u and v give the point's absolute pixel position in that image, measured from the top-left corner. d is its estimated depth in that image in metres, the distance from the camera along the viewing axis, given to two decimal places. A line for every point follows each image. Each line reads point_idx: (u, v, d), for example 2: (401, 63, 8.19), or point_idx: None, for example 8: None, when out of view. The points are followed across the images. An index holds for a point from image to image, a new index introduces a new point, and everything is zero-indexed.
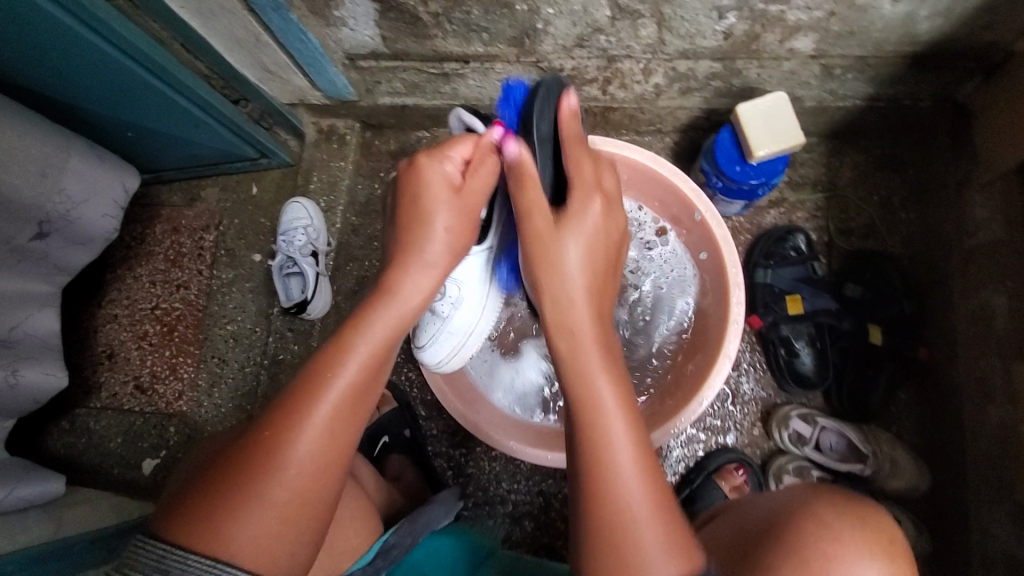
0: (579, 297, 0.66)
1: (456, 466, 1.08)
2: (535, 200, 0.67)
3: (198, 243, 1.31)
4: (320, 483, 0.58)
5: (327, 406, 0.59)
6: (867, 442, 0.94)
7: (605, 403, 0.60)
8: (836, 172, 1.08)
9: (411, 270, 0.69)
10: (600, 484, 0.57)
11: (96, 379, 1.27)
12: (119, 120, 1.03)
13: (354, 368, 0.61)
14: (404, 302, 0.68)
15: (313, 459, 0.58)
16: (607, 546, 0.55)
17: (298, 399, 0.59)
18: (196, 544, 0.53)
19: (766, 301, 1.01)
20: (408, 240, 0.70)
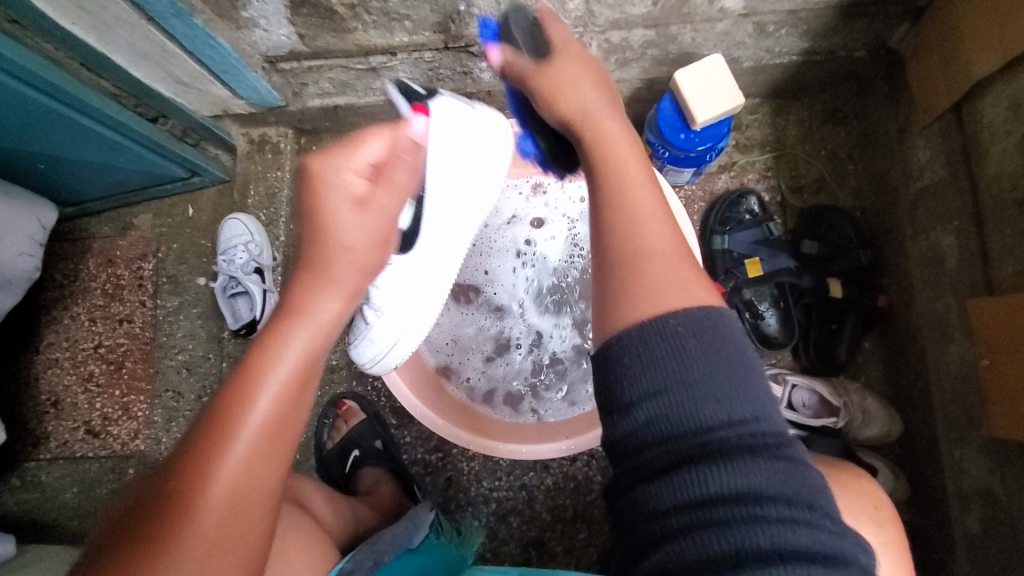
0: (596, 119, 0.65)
1: (435, 471, 1.04)
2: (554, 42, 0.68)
3: (136, 273, 1.23)
4: (242, 536, 0.48)
5: (243, 446, 0.48)
6: (838, 395, 0.94)
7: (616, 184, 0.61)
8: (781, 131, 1.08)
9: (320, 290, 0.58)
10: (644, 285, 0.54)
11: (42, 430, 1.19)
12: (27, 152, 0.95)
13: (267, 396, 0.50)
14: (322, 320, 0.57)
15: (228, 509, 0.47)
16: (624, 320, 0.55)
17: (202, 443, 0.48)
18: None
19: (726, 267, 1.00)
20: (320, 260, 0.59)
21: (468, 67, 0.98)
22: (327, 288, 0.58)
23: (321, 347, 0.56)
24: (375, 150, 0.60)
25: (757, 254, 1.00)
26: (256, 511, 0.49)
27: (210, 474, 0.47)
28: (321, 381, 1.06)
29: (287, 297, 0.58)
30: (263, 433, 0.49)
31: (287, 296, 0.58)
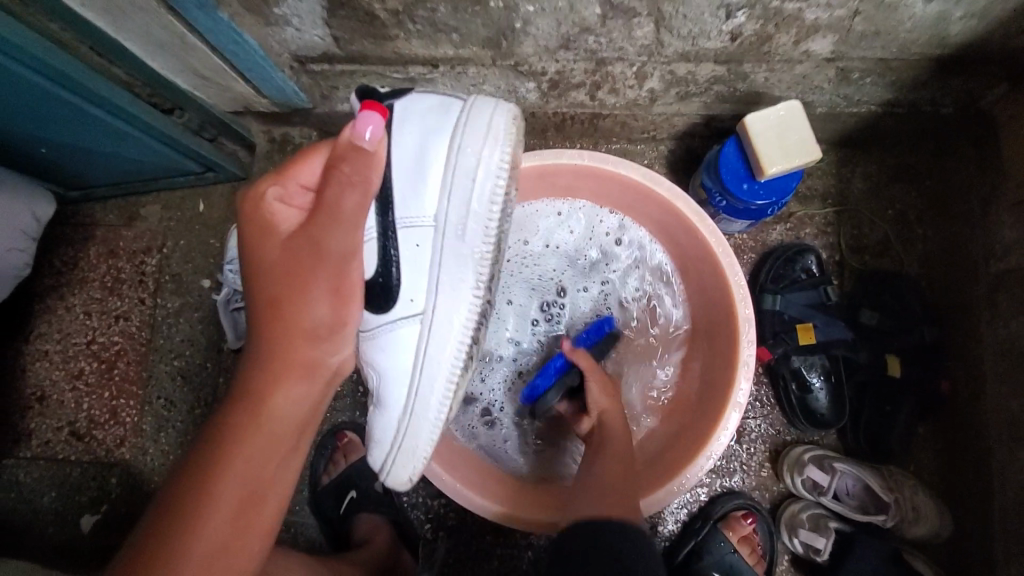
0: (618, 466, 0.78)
1: (436, 519, 0.96)
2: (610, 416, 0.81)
3: (138, 268, 1.16)
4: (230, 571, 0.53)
5: (207, 534, 0.52)
6: (889, 490, 0.84)
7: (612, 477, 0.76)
8: (846, 184, 0.99)
9: (290, 378, 0.56)
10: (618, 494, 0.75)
11: (25, 426, 1.13)
12: (29, 137, 0.88)
13: (235, 481, 0.53)
14: (286, 410, 0.56)
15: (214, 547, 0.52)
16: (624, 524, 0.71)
17: (189, 486, 0.52)
18: None
19: (775, 330, 0.91)
20: (273, 342, 0.56)
21: (514, 87, 0.90)
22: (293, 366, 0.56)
23: (287, 437, 0.56)
24: (307, 171, 0.55)
25: (811, 319, 0.91)
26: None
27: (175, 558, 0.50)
28: (322, 408, 0.98)
29: (252, 365, 0.56)
30: (221, 517, 0.52)
31: (252, 377, 0.56)
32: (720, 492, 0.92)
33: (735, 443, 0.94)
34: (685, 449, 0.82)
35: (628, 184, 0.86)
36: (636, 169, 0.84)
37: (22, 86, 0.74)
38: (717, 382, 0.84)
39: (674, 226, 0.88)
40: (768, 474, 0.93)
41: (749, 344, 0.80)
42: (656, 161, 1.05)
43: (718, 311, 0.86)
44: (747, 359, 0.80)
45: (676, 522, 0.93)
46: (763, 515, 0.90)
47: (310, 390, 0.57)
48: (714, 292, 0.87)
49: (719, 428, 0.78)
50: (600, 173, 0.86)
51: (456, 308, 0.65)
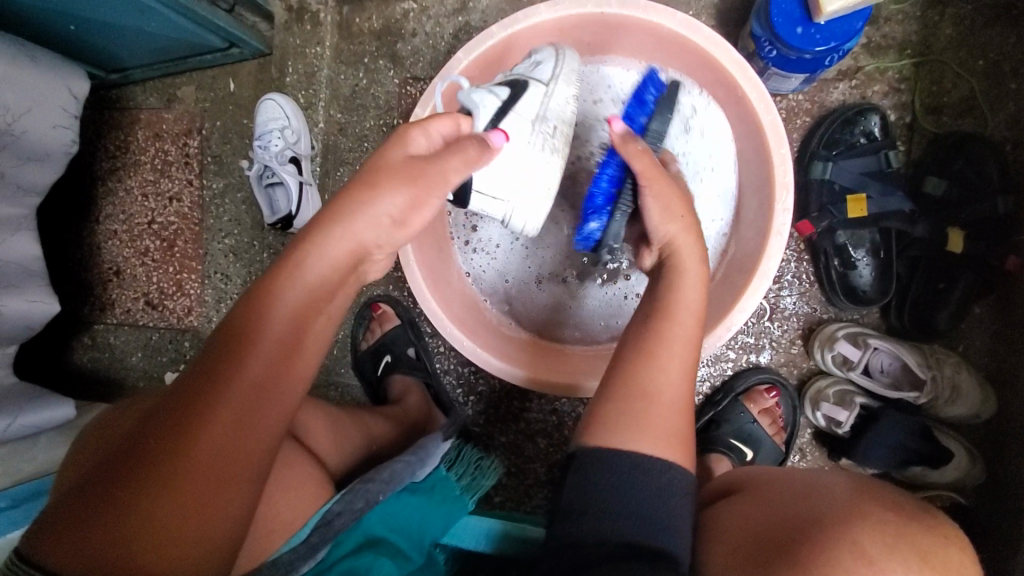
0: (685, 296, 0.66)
1: (467, 385, 1.04)
2: (683, 299, 0.65)
3: (182, 150, 1.20)
4: (221, 501, 0.46)
5: (240, 387, 0.48)
6: (926, 367, 0.81)
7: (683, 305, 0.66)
8: (931, 31, 0.85)
9: (340, 226, 0.54)
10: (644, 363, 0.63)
11: (108, 296, 1.26)
12: (53, 11, 0.87)
13: (292, 306, 0.52)
14: (327, 278, 0.54)
15: (215, 455, 0.46)
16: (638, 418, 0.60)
17: (206, 377, 0.47)
18: (52, 550, 0.42)
19: (822, 202, 0.84)
20: (359, 180, 0.56)
21: None
22: (385, 185, 0.55)
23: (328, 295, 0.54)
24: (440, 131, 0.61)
25: (865, 190, 0.83)
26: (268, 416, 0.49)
27: (229, 383, 0.47)
28: None
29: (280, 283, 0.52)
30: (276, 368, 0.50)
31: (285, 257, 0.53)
32: (746, 368, 0.91)
33: (768, 321, 0.91)
34: (707, 322, 0.79)
35: (661, 32, 0.77)
36: (669, 13, 0.74)
37: None
38: (749, 253, 0.79)
39: (712, 81, 0.79)
40: (798, 351, 0.91)
41: (785, 210, 0.74)
42: (703, 12, 0.92)
43: (757, 177, 0.79)
44: (781, 228, 0.74)
45: (699, 394, 0.93)
46: (788, 389, 0.89)
47: (377, 239, 0.57)
48: (755, 155, 0.79)
49: (743, 298, 0.74)
50: (631, 24, 0.78)
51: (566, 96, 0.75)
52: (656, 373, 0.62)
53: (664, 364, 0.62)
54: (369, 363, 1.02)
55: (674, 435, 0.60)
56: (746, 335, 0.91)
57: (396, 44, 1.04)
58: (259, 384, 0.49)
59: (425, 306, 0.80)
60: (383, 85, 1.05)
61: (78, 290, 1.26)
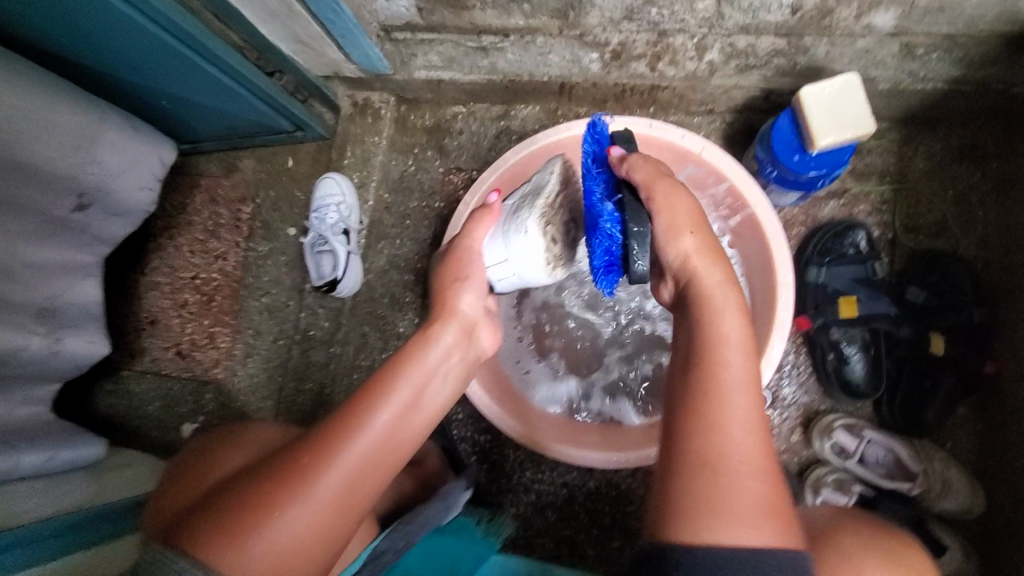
0: (736, 385, 0.58)
1: (482, 452, 1.07)
2: (732, 378, 0.58)
3: (235, 214, 1.32)
4: (344, 514, 0.57)
5: (372, 433, 0.60)
6: (917, 460, 0.88)
7: (733, 381, 0.58)
8: (907, 164, 0.99)
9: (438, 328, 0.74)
10: (714, 399, 0.57)
11: (139, 344, 1.32)
12: (153, 90, 1.02)
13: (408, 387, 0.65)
14: (437, 359, 0.70)
15: (346, 482, 0.57)
16: (692, 509, 0.52)
17: (350, 418, 0.61)
18: (214, 539, 0.52)
19: (818, 301, 0.95)
20: (457, 271, 0.80)
21: (578, 56, 0.96)
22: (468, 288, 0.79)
23: (433, 375, 0.69)
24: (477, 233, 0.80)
25: (856, 293, 0.94)
26: (385, 470, 0.60)
27: (361, 428, 0.60)
28: None
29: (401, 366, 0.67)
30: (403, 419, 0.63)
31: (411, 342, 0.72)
32: None
33: (769, 408, 0.98)
34: None
35: (678, 151, 0.91)
36: (687, 138, 0.89)
37: (148, 39, 0.86)
38: (753, 343, 0.88)
39: (720, 193, 0.93)
40: (798, 439, 0.97)
41: (786, 307, 0.84)
42: (712, 134, 1.08)
43: (760, 278, 0.90)
44: (783, 322, 0.84)
45: None
46: (789, 474, 0.95)
47: (461, 334, 0.75)
48: (757, 259, 0.91)
49: None
50: (654, 143, 0.92)
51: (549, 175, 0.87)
52: (699, 435, 0.55)
53: (729, 431, 0.55)
54: None
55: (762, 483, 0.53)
56: None
57: (445, 138, 1.19)
58: (386, 437, 0.61)
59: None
60: (429, 173, 1.19)
61: (112, 335, 1.32)
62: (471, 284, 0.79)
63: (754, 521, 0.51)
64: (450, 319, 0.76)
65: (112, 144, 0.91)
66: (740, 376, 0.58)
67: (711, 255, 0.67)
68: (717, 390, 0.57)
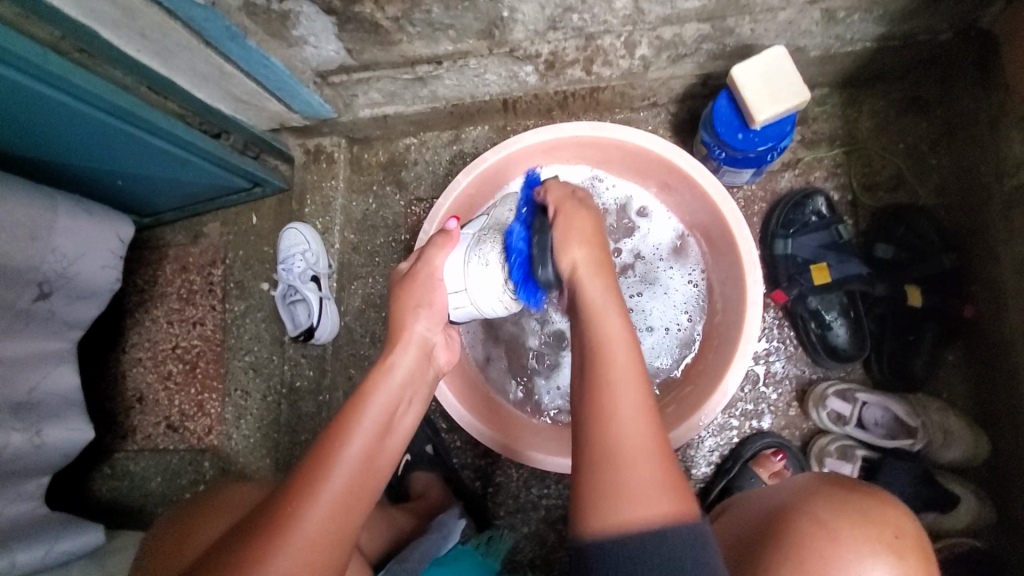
0: (618, 357, 0.64)
1: (484, 477, 1.05)
2: (607, 333, 0.65)
3: (207, 279, 1.32)
4: (326, 560, 0.58)
5: (338, 471, 0.61)
6: (914, 414, 0.87)
7: (617, 361, 0.63)
8: (854, 125, 1.00)
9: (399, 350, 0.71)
10: (600, 399, 0.61)
11: (130, 423, 1.30)
12: (106, 172, 1.02)
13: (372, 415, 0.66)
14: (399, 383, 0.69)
15: (323, 526, 0.58)
16: (609, 498, 0.57)
17: (317, 461, 0.61)
18: None
19: (789, 273, 0.94)
20: (415, 288, 0.74)
21: (514, 71, 0.97)
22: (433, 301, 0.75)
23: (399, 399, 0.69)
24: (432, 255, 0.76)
25: (824, 259, 0.94)
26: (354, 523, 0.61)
27: (331, 467, 0.61)
28: None
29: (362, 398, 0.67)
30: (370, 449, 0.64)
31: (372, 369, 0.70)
32: (751, 434, 0.97)
33: (763, 386, 0.97)
34: (704, 391, 0.86)
35: (625, 148, 0.92)
36: (631, 133, 0.89)
37: (84, 121, 0.86)
38: (731, 325, 0.87)
39: (674, 182, 0.93)
40: (796, 412, 0.96)
41: (756, 284, 0.84)
42: (660, 126, 1.09)
43: (726, 258, 0.90)
44: (755, 299, 0.83)
45: (709, 464, 0.97)
46: (792, 450, 0.93)
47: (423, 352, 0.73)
48: (720, 240, 0.90)
49: (733, 365, 0.82)
50: (601, 143, 0.92)
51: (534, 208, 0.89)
52: (621, 420, 0.60)
53: (619, 425, 0.60)
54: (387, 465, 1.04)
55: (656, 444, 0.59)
56: (745, 402, 0.97)
57: (401, 172, 1.20)
58: (346, 492, 0.61)
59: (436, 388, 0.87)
60: (391, 208, 1.19)
61: (102, 418, 1.31)
62: (429, 312, 0.74)
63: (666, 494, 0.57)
64: (407, 343, 0.72)
65: (66, 230, 0.91)
66: (631, 407, 0.61)
67: (602, 269, 0.70)
68: (602, 383, 0.62)
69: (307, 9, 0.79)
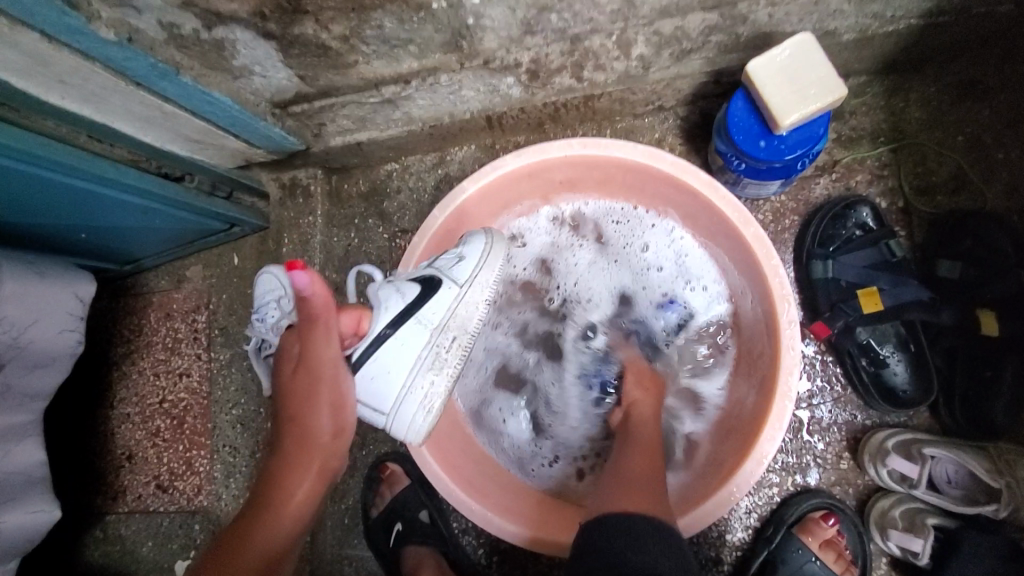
0: (653, 434, 0.74)
1: (489, 543, 0.94)
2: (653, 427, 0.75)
3: (191, 326, 1.24)
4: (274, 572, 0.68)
5: (283, 502, 0.69)
6: (997, 476, 0.70)
7: (648, 416, 0.76)
8: (900, 117, 0.85)
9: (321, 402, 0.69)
10: (630, 437, 0.74)
11: (120, 484, 1.23)
12: (66, 227, 0.93)
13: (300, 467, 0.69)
14: (322, 438, 0.70)
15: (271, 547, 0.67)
16: (631, 484, 0.66)
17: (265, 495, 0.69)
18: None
19: (832, 299, 0.80)
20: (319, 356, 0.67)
21: (494, 85, 0.85)
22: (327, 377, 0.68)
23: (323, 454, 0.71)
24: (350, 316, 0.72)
25: (874, 283, 0.78)
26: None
27: (275, 500, 0.69)
28: (367, 441, 0.98)
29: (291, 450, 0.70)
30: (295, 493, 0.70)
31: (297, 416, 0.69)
32: (795, 491, 0.82)
33: (807, 434, 0.82)
34: (734, 454, 0.71)
35: (625, 165, 0.78)
36: (630, 148, 0.76)
37: (24, 181, 0.76)
38: (764, 372, 0.72)
39: (686, 202, 0.79)
40: (849, 466, 0.81)
41: (792, 323, 0.69)
42: (669, 132, 0.95)
43: (754, 291, 0.75)
44: (792, 342, 0.68)
45: (747, 528, 0.82)
46: (847, 514, 0.79)
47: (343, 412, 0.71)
48: (746, 269, 0.76)
49: (769, 425, 0.67)
50: (597, 161, 0.79)
51: (488, 281, 0.77)
52: (626, 460, 0.70)
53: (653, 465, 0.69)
54: (379, 534, 0.93)
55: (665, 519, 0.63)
56: (786, 453, 0.83)
57: (383, 202, 1.09)
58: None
59: (418, 460, 0.77)
60: (374, 242, 1.09)
61: (90, 480, 1.23)
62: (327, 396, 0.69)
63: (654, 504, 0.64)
64: (321, 405, 0.69)
65: (12, 297, 0.83)
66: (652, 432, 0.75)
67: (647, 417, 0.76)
68: (637, 420, 0.76)
69: (242, 36, 0.68)
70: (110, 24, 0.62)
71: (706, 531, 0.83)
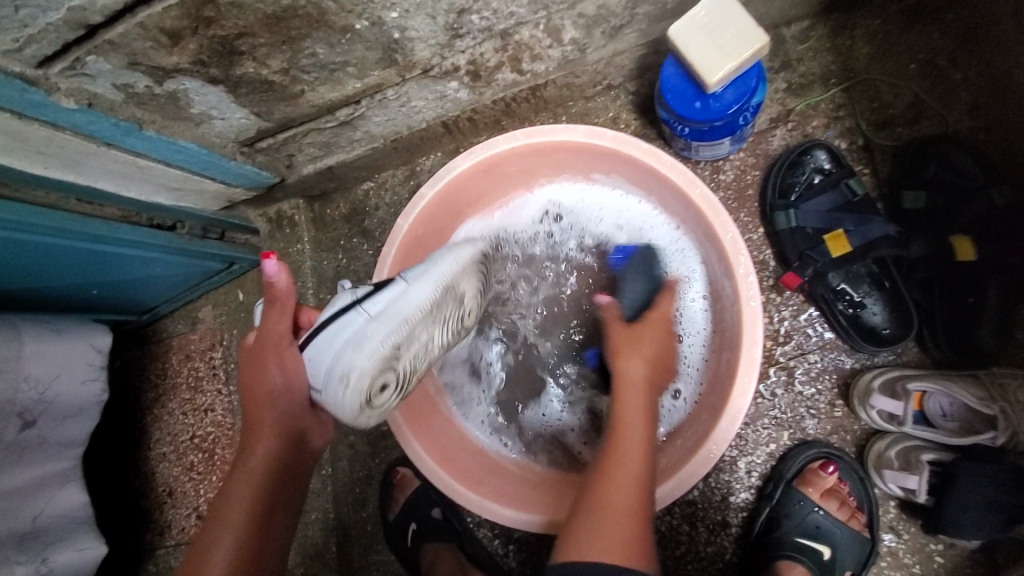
0: (636, 427, 0.66)
1: (503, 533, 0.97)
2: (631, 403, 0.67)
3: (210, 363, 1.31)
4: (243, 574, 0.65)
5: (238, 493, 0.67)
6: (990, 402, 0.70)
7: (633, 423, 0.67)
8: (849, 54, 0.83)
9: (275, 374, 0.67)
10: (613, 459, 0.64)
11: (165, 519, 1.30)
12: (77, 287, 1.00)
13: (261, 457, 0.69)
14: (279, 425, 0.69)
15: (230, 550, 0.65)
16: (599, 512, 0.61)
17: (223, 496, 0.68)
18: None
19: (800, 249, 0.80)
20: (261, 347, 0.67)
21: (440, 91, 0.87)
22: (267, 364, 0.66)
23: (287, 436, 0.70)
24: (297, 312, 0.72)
25: (840, 225, 0.79)
26: None
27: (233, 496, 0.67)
28: (377, 449, 1.02)
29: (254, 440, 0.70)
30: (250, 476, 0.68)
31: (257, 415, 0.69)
32: (793, 445, 0.81)
33: (796, 387, 0.82)
34: (713, 411, 0.72)
35: (573, 146, 0.79)
36: (573, 129, 0.77)
37: (32, 250, 0.83)
38: (732, 328, 0.73)
39: (638, 173, 0.80)
40: (843, 413, 0.81)
41: (748, 275, 0.70)
42: (623, 108, 0.96)
43: (714, 250, 0.75)
44: (750, 294, 0.69)
45: (748, 489, 0.82)
46: (845, 460, 0.79)
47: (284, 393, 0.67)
48: (703, 232, 0.76)
49: (740, 378, 0.68)
50: (545, 147, 0.81)
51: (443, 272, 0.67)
52: (618, 487, 0.62)
53: (620, 481, 0.63)
54: (397, 537, 0.97)
55: (633, 543, 0.59)
56: (779, 409, 0.82)
57: (364, 221, 1.13)
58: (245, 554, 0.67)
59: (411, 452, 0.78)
60: (361, 259, 1.13)
61: (139, 519, 1.31)
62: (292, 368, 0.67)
63: (620, 543, 0.58)
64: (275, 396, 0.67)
65: (35, 355, 0.90)
66: (637, 443, 0.65)
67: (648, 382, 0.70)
68: (619, 442, 0.66)
69: (192, 85, 0.73)
70: (68, 94, 0.68)
71: (710, 495, 0.83)
